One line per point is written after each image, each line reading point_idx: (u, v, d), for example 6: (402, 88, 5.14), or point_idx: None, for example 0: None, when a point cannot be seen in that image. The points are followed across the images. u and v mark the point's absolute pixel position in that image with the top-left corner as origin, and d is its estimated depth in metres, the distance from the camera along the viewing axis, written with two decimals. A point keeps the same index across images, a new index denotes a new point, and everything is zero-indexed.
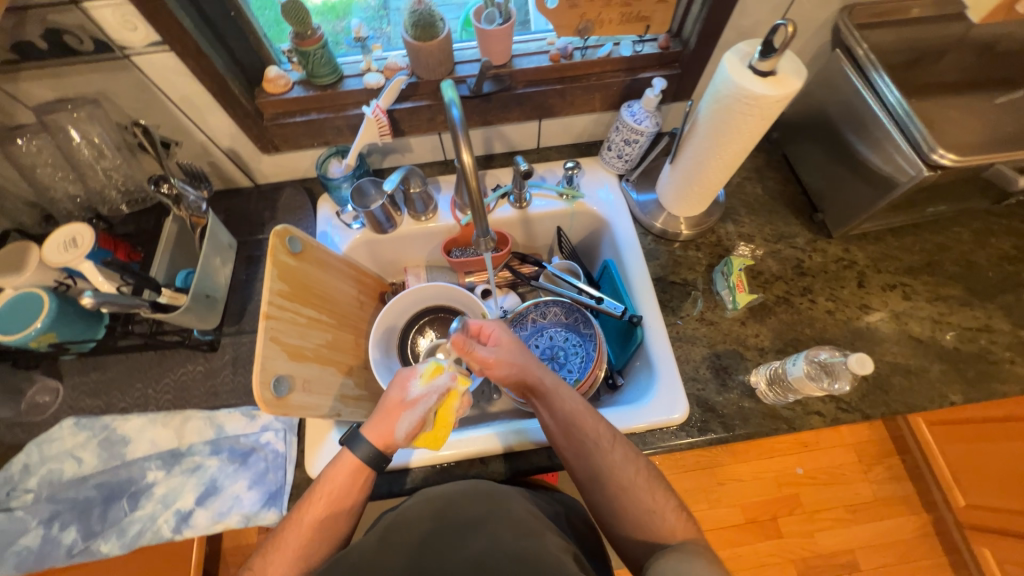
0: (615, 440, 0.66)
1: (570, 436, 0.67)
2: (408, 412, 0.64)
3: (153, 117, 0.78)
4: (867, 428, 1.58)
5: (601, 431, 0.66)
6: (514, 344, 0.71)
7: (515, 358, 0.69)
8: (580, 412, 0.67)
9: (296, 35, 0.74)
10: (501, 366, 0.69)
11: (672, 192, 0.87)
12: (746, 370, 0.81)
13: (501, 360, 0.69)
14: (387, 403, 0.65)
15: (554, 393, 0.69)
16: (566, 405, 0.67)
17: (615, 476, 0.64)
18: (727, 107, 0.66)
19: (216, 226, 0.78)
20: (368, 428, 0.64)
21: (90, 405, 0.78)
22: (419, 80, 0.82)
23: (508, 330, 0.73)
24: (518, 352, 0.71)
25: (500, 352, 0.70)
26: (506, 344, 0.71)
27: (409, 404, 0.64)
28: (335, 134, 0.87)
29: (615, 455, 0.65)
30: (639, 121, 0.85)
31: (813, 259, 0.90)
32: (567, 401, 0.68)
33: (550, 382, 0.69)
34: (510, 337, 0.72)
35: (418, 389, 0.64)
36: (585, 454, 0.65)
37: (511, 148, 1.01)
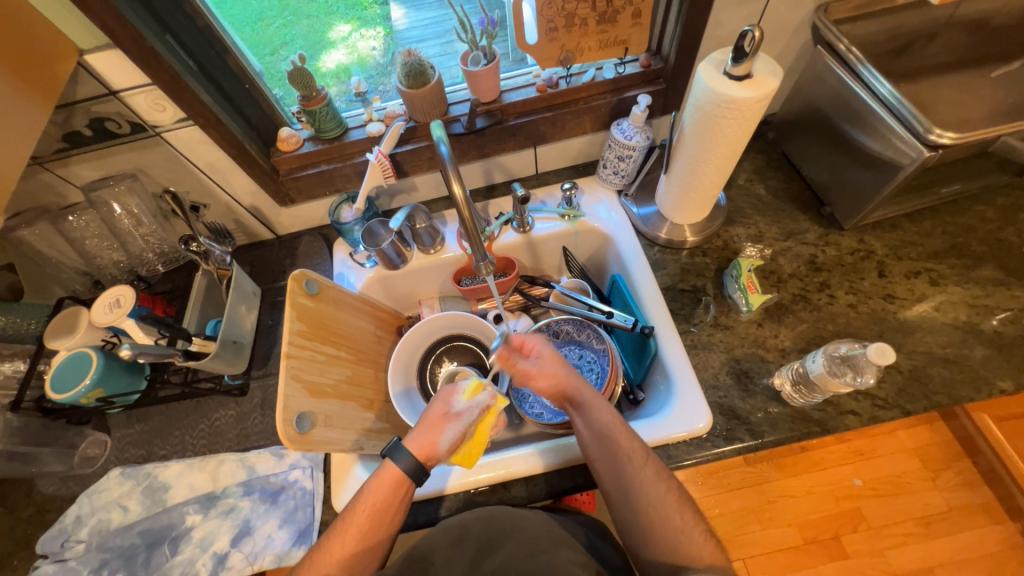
0: (648, 456, 0.65)
1: (605, 450, 0.65)
2: (450, 426, 0.65)
3: (183, 184, 0.86)
4: (927, 430, 1.46)
5: (634, 446, 0.65)
6: (557, 356, 0.70)
7: (558, 371, 0.69)
8: (616, 426, 0.66)
9: (303, 97, 0.81)
10: (544, 377, 0.69)
11: (671, 201, 0.87)
12: (769, 373, 0.78)
13: (545, 372, 0.68)
14: (428, 416, 0.66)
15: (591, 407, 0.68)
16: (602, 419, 0.67)
17: (645, 495, 0.63)
18: (708, 114, 0.67)
19: (240, 276, 0.84)
20: (410, 440, 0.65)
21: (135, 454, 0.84)
22: (417, 124, 0.88)
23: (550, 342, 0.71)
24: (562, 365, 0.70)
25: (542, 364, 0.69)
26: (550, 356, 0.70)
27: (452, 418, 0.65)
28: (344, 181, 0.93)
29: (648, 472, 0.64)
30: (630, 137, 0.88)
31: (827, 253, 0.87)
32: (603, 414, 0.67)
33: (588, 396, 0.69)
34: (551, 350, 0.70)
35: (461, 404, 0.65)
36: (619, 469, 0.64)
37: (511, 177, 1.05)
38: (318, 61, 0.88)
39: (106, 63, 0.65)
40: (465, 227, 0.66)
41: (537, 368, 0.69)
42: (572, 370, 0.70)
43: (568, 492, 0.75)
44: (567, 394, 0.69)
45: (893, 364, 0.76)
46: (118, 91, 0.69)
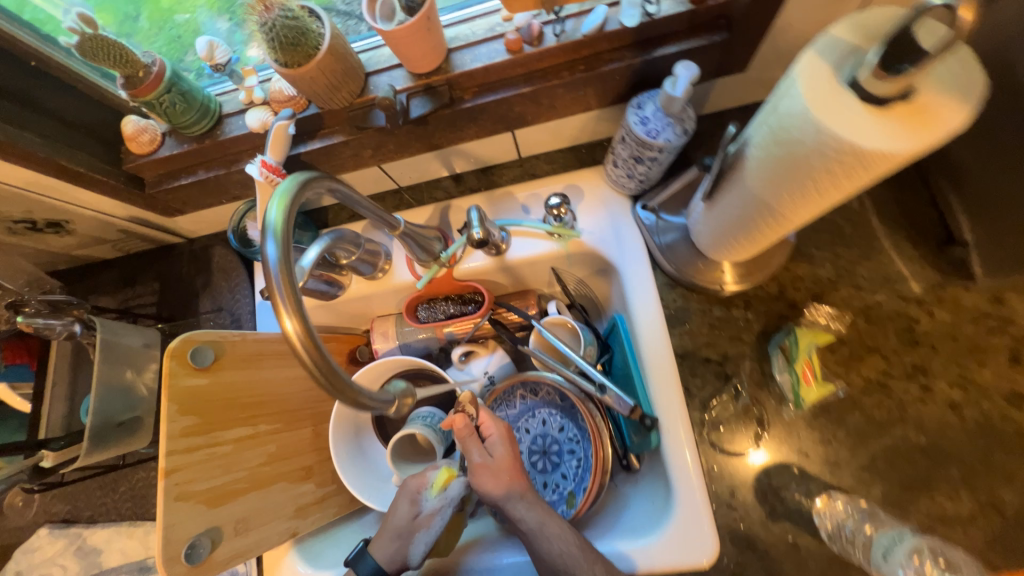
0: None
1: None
2: (422, 532, 0.66)
3: (17, 205, 0.63)
4: None
5: (598, 575, 0.54)
6: (511, 457, 0.61)
7: (506, 478, 0.60)
8: (573, 557, 0.55)
9: (126, 81, 0.52)
10: (487, 477, 0.60)
11: (710, 234, 0.58)
12: (808, 494, 0.58)
13: (490, 474, 0.60)
14: (394, 522, 0.66)
15: (536, 534, 0.57)
16: (555, 546, 0.55)
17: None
18: (795, 158, 0.36)
19: (115, 335, 0.64)
20: (378, 542, 0.65)
21: (62, 509, 0.76)
22: (321, 111, 0.57)
23: (509, 442, 0.62)
24: (512, 473, 0.60)
25: (491, 462, 0.60)
26: (502, 456, 0.61)
27: (424, 520, 0.66)
28: (241, 189, 0.66)
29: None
30: (653, 134, 0.55)
31: (935, 319, 0.59)
32: (555, 541, 0.56)
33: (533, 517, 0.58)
34: (507, 453, 0.61)
35: (432, 501, 0.67)
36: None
37: (484, 164, 0.74)
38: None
39: None
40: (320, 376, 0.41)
41: (484, 466, 0.60)
42: (521, 481, 0.60)
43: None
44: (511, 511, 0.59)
45: (994, 502, 0.54)
46: None
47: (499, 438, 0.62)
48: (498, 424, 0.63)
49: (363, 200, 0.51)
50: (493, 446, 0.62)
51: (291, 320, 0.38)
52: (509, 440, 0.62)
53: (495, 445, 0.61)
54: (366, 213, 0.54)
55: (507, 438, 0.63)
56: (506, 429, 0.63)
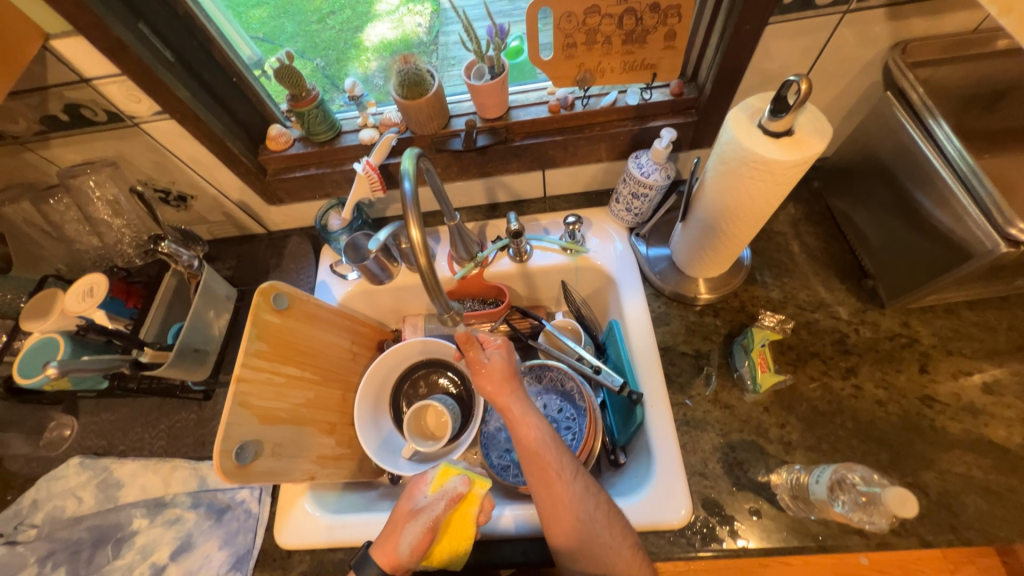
0: (580, 472, 0.64)
1: (533, 464, 0.64)
2: (411, 524, 0.61)
3: (168, 176, 0.83)
4: None
5: (566, 463, 0.64)
6: (506, 363, 0.69)
7: (500, 376, 0.68)
8: (547, 445, 0.65)
9: (292, 97, 0.75)
10: (484, 377, 0.68)
11: (685, 251, 0.78)
12: (767, 468, 0.68)
13: (487, 374, 0.68)
14: (394, 521, 0.64)
15: (518, 424, 0.66)
16: (534, 434, 0.65)
17: (574, 507, 0.62)
18: (732, 170, 0.57)
19: (211, 279, 0.79)
20: (378, 543, 0.62)
21: (97, 444, 0.83)
22: (413, 135, 0.80)
23: (508, 351, 0.71)
24: (505, 376, 0.68)
25: (488, 363, 0.69)
26: (497, 361, 0.69)
27: (416, 515, 0.62)
28: (334, 187, 0.87)
29: (577, 488, 0.63)
30: (646, 175, 0.77)
31: (859, 334, 0.75)
32: (533, 431, 0.65)
33: (519, 410, 0.66)
34: (503, 356, 0.70)
35: (427, 497, 0.64)
36: (548, 484, 0.63)
37: (516, 198, 0.96)
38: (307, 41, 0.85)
39: (73, 50, 0.60)
40: (424, 279, 0.55)
41: (483, 366, 0.69)
42: (511, 383, 0.69)
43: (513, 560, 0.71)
44: (501, 405, 0.68)
45: (920, 483, 0.65)
46: (91, 79, 0.64)
47: (496, 349, 0.71)
48: (495, 337, 0.72)
49: (441, 185, 0.69)
50: (491, 353, 0.70)
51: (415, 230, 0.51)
52: (505, 351, 0.71)
53: (494, 352, 0.70)
54: (442, 206, 0.74)
55: (504, 348, 0.71)
56: (504, 342, 0.72)
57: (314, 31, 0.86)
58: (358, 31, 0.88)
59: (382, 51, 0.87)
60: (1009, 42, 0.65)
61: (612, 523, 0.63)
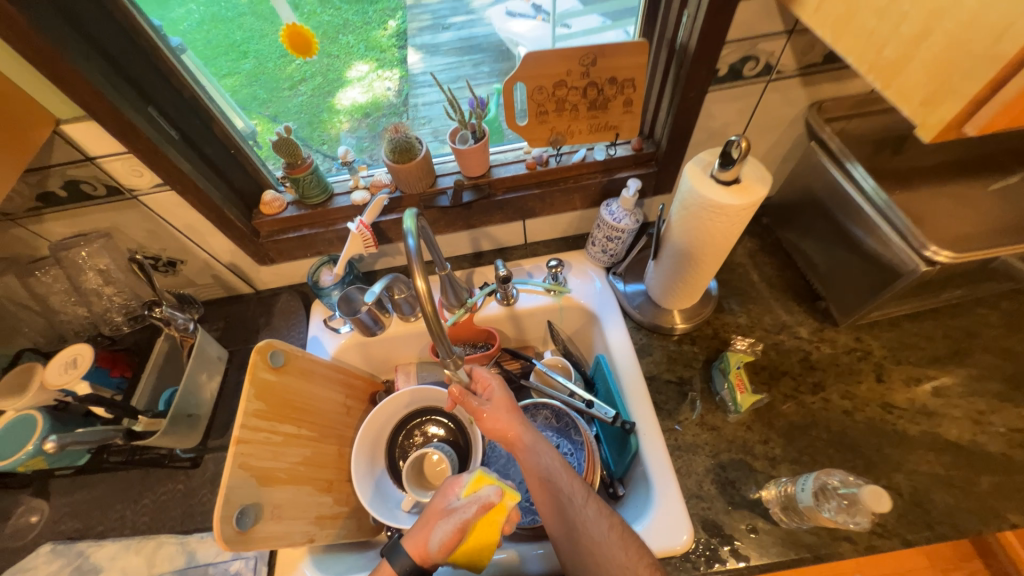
0: (590, 495, 0.66)
1: (544, 490, 0.66)
2: (443, 522, 0.63)
3: (160, 243, 0.85)
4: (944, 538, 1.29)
5: (575, 486, 0.66)
6: (507, 398, 0.73)
7: (503, 409, 0.71)
8: (556, 470, 0.67)
9: (288, 165, 0.80)
10: (487, 414, 0.71)
11: (660, 286, 0.85)
12: (757, 484, 0.72)
13: (491, 412, 0.71)
14: (428, 518, 0.65)
15: (529, 450, 0.69)
16: (541, 461, 0.67)
17: (587, 531, 0.63)
18: (694, 214, 0.65)
19: (205, 341, 0.80)
20: (414, 530, 0.65)
21: (72, 526, 0.78)
22: (402, 194, 0.86)
23: (504, 386, 0.74)
24: (509, 407, 0.72)
25: (490, 401, 0.72)
26: (498, 398, 0.72)
27: (449, 514, 0.64)
28: (327, 245, 0.91)
29: (589, 511, 0.64)
30: (618, 220, 0.86)
31: (821, 351, 0.83)
32: (544, 456, 0.67)
33: (528, 439, 0.69)
34: (502, 394, 0.73)
35: (461, 499, 0.65)
36: (561, 510, 0.65)
37: (500, 245, 1.03)
38: (328, 100, 0.91)
39: (82, 133, 0.64)
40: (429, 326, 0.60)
41: (484, 408, 0.72)
42: (516, 416, 0.71)
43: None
44: (508, 436, 0.70)
45: (893, 485, 0.70)
46: (95, 157, 0.67)
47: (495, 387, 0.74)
48: (493, 376, 0.75)
49: (432, 238, 0.73)
50: (490, 394, 0.74)
51: (420, 281, 0.54)
52: (502, 386, 0.74)
53: (492, 392, 0.73)
54: (433, 257, 0.79)
55: (501, 385, 0.75)
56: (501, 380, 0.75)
57: (285, 96, 0.88)
58: (329, 95, 0.91)
59: (356, 114, 0.94)
60: None
61: (628, 544, 0.62)
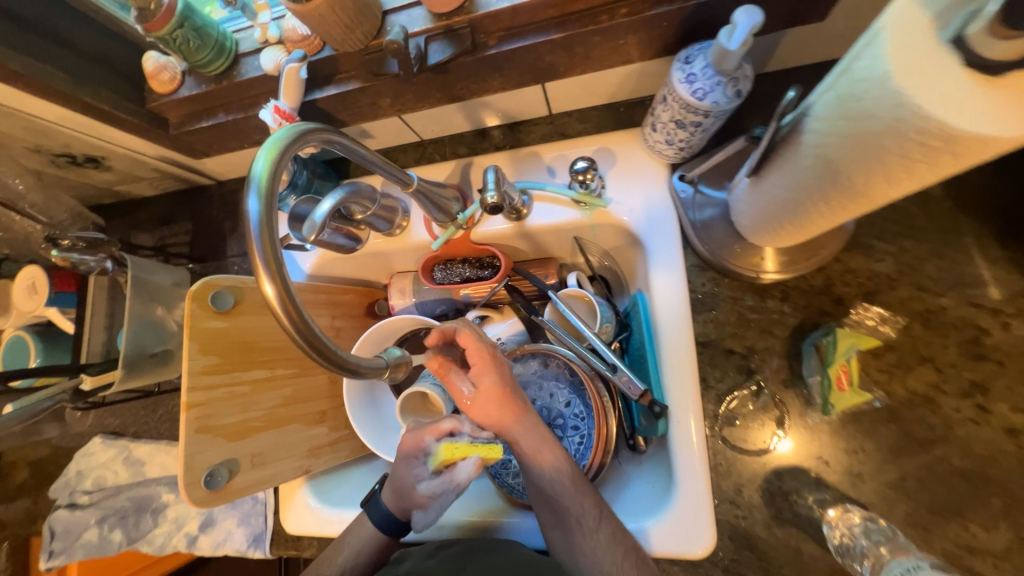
0: (603, 516, 0.56)
1: (549, 503, 0.57)
2: (421, 503, 0.59)
3: (56, 140, 0.65)
4: None
5: (586, 507, 0.56)
6: (504, 385, 0.58)
7: (495, 407, 0.57)
8: (564, 486, 0.57)
9: (139, 14, 0.49)
10: (474, 410, 0.58)
11: (753, 215, 0.51)
12: (822, 502, 0.54)
13: (480, 406, 0.57)
14: (401, 482, 0.61)
15: (530, 458, 0.58)
16: (544, 474, 0.57)
17: (597, 561, 0.54)
18: (865, 136, 0.30)
19: (144, 269, 0.67)
20: (393, 488, 0.62)
21: (113, 423, 0.85)
22: (336, 54, 0.53)
23: (500, 372, 0.58)
24: (501, 404, 0.57)
25: (477, 393, 0.57)
26: (488, 387, 0.57)
27: (424, 494, 0.58)
28: (261, 134, 0.65)
29: (601, 538, 0.55)
30: (699, 95, 0.47)
31: (1010, 333, 0.51)
32: (548, 470, 0.57)
33: (529, 445, 0.58)
34: (494, 384, 0.57)
35: (433, 479, 0.58)
36: (566, 532, 0.56)
37: (511, 120, 0.69)
38: None
39: None
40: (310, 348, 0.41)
41: (472, 400, 0.58)
42: (515, 409, 0.58)
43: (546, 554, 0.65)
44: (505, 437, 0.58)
45: None
46: None
47: (484, 372, 0.58)
48: (480, 354, 0.58)
49: (371, 154, 0.47)
50: (479, 378, 0.58)
51: (273, 284, 0.36)
52: (498, 371, 0.58)
53: (483, 378, 0.58)
54: (380, 171, 0.52)
55: (495, 367, 0.58)
56: (493, 358, 0.58)
57: None
58: None
59: None
60: None
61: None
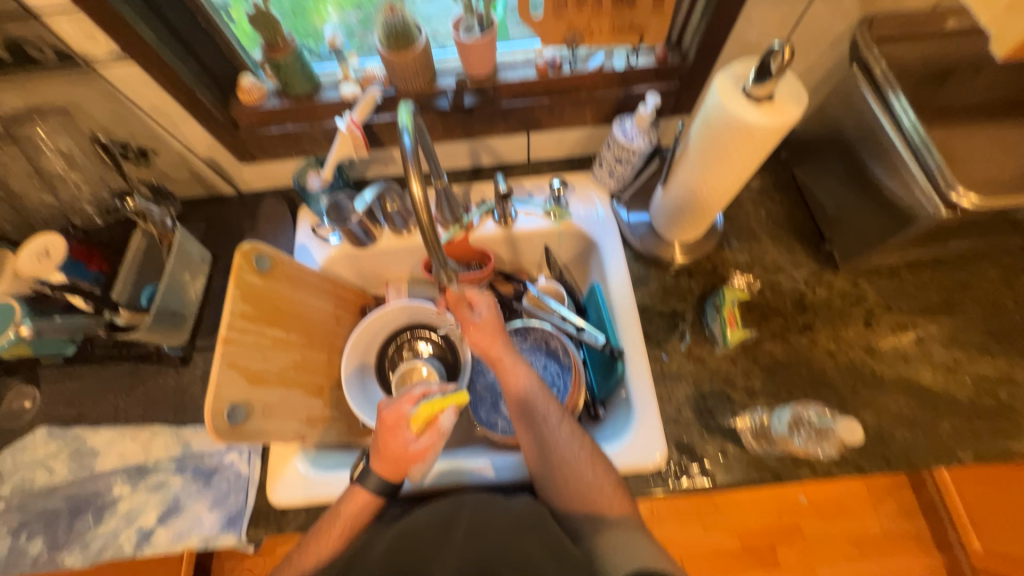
0: (566, 418, 0.68)
1: (521, 408, 0.69)
2: (418, 463, 0.64)
3: (127, 127, 0.77)
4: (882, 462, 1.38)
5: (551, 409, 0.68)
6: (495, 318, 0.73)
7: (488, 331, 0.72)
8: (535, 393, 0.69)
9: (266, 45, 0.70)
10: (473, 333, 0.72)
11: (665, 215, 0.81)
12: (733, 412, 0.75)
13: (477, 330, 0.72)
14: (384, 450, 0.64)
15: (508, 374, 0.70)
16: (521, 384, 0.69)
17: (559, 450, 0.66)
18: (715, 135, 0.60)
19: (185, 240, 0.79)
20: (379, 459, 0.65)
21: (64, 413, 0.79)
22: (396, 92, 0.78)
23: (495, 307, 0.74)
24: (493, 330, 0.72)
25: (477, 320, 0.72)
26: (487, 317, 0.73)
27: (415, 454, 0.64)
28: (313, 145, 0.84)
29: (563, 432, 0.67)
30: (630, 140, 0.80)
31: (816, 293, 0.83)
32: (523, 380, 0.69)
33: (510, 362, 0.71)
34: (491, 313, 0.73)
35: (421, 439, 0.64)
36: (535, 429, 0.68)
37: (500, 161, 0.96)
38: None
39: None
40: (424, 235, 0.59)
41: (472, 325, 0.72)
42: (502, 336, 0.72)
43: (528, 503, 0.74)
44: (490, 356, 0.71)
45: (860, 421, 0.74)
46: (37, 13, 0.59)
47: (485, 306, 0.73)
48: (484, 295, 0.74)
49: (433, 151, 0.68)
50: (479, 310, 0.73)
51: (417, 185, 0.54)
52: (493, 305, 0.74)
53: (482, 309, 0.73)
54: (429, 166, 0.72)
55: (492, 305, 0.74)
56: (492, 298, 0.74)
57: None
58: None
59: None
60: (959, 23, 0.70)
61: (596, 464, 0.66)
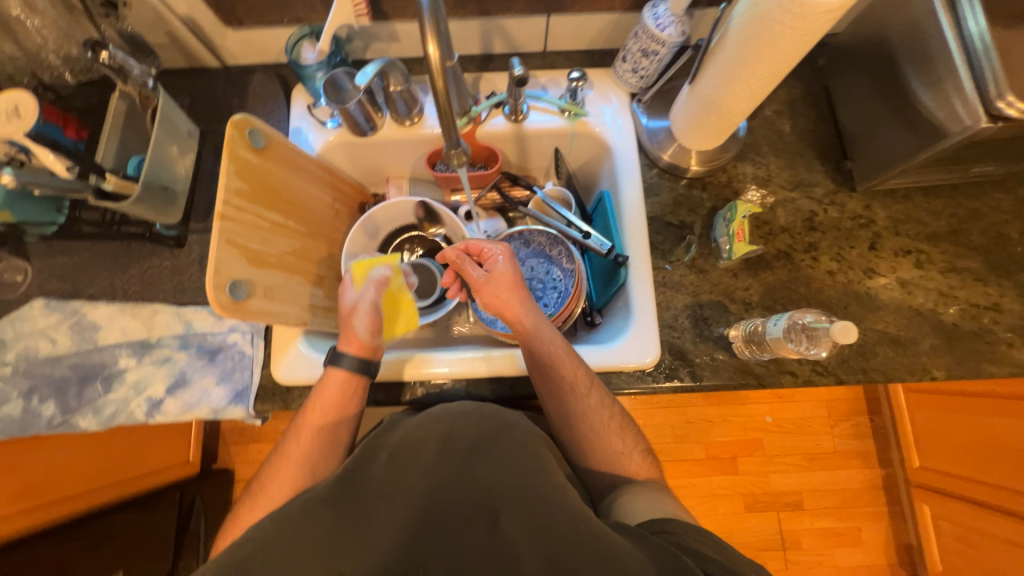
0: (593, 387, 0.68)
1: (543, 375, 0.68)
2: (358, 315, 0.71)
3: None
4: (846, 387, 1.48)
5: (579, 375, 0.67)
6: (511, 273, 0.71)
7: (504, 287, 0.70)
8: (560, 358, 0.67)
9: None
10: (489, 292, 0.70)
11: (685, 121, 0.76)
12: (727, 323, 0.77)
13: (492, 286, 0.70)
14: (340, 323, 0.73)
15: (532, 336, 0.68)
16: (546, 348, 0.68)
17: (588, 419, 0.67)
18: (763, 15, 0.54)
19: (170, 108, 0.73)
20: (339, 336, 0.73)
21: (60, 288, 0.77)
22: None
23: (509, 261, 0.72)
24: (510, 284, 0.70)
25: (492, 275, 0.71)
26: (501, 271, 0.71)
27: (355, 309, 0.72)
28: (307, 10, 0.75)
29: (591, 401, 0.67)
30: (661, 28, 0.72)
31: (827, 213, 0.82)
32: (548, 345, 0.68)
33: (531, 323, 0.69)
34: (506, 268, 0.71)
35: (356, 291, 0.73)
36: (560, 396, 0.67)
37: (513, 49, 0.88)
38: None
39: None
40: (438, 107, 0.55)
41: (487, 283, 0.71)
42: (519, 293, 0.70)
43: (522, 394, 0.77)
44: (508, 314, 0.70)
45: None
46: None
47: (499, 259, 0.72)
48: (496, 249, 0.73)
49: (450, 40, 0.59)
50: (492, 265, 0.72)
51: (433, 46, 0.49)
52: (508, 259, 0.72)
53: (496, 264, 0.72)
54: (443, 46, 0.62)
55: (507, 258, 0.72)
56: (506, 250, 0.73)
57: None
58: None
59: None
60: None
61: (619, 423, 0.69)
